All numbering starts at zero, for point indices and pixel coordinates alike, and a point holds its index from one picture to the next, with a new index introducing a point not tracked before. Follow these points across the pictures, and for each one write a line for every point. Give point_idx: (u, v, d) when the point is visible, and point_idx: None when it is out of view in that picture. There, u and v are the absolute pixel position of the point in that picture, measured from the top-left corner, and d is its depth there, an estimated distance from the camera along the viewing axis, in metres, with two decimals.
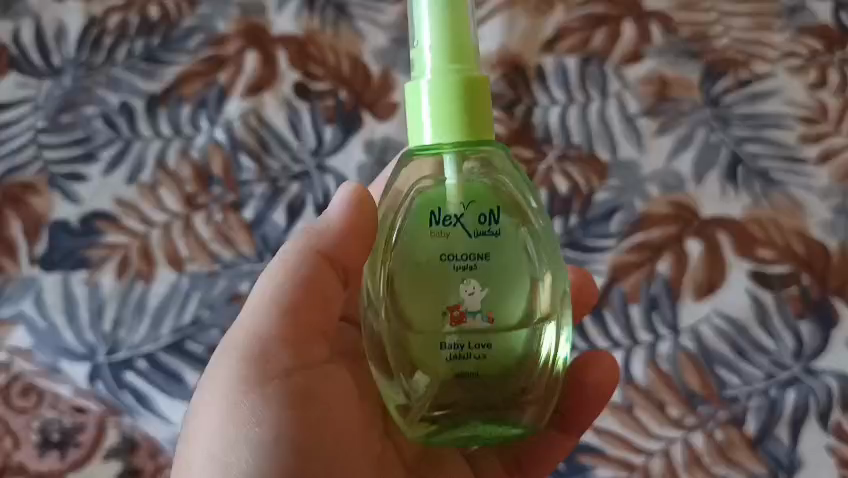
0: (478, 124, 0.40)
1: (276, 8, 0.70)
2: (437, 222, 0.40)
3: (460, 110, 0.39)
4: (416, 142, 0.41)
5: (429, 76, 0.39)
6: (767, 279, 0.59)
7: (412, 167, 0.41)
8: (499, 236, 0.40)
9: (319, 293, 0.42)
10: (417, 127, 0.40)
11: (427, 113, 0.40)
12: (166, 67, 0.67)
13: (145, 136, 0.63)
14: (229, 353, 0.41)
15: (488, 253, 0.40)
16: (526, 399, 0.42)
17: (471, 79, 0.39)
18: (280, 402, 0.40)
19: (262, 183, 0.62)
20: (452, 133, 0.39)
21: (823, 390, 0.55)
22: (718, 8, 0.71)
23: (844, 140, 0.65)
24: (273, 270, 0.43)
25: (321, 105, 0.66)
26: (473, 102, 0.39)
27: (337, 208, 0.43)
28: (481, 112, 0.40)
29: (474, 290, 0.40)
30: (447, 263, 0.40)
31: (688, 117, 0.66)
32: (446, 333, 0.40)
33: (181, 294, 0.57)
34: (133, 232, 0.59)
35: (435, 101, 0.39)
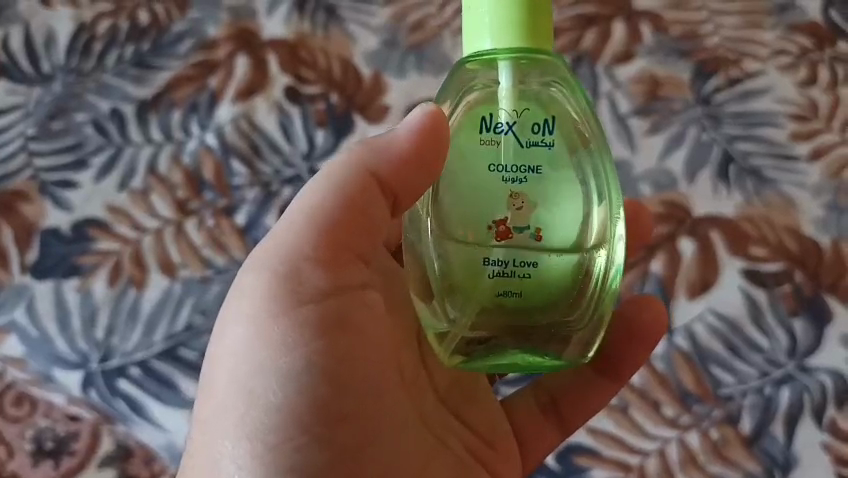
0: (538, 27, 0.39)
1: (266, 13, 0.70)
2: (487, 130, 0.40)
3: (519, 11, 0.39)
4: (473, 49, 0.40)
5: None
6: (760, 277, 0.59)
7: (466, 74, 0.41)
8: (551, 149, 0.40)
9: (361, 211, 0.41)
10: (476, 30, 0.40)
11: (487, 14, 0.39)
12: (156, 72, 0.67)
13: (136, 142, 0.63)
14: (260, 273, 0.40)
15: (539, 166, 0.39)
16: (567, 331, 0.41)
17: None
18: (310, 325, 0.39)
19: (254, 187, 0.61)
20: (511, 35, 0.39)
21: (817, 388, 0.55)
22: (709, 6, 0.72)
23: (836, 137, 0.66)
24: (319, 182, 0.41)
25: (312, 109, 0.66)
26: (533, 8, 0.39)
27: (409, 128, 0.41)
28: (539, 17, 0.39)
29: (522, 204, 0.39)
30: (496, 175, 0.39)
31: (680, 116, 0.66)
32: (490, 250, 0.40)
33: (174, 301, 0.57)
34: (125, 238, 0.59)
35: (494, 4, 0.39)
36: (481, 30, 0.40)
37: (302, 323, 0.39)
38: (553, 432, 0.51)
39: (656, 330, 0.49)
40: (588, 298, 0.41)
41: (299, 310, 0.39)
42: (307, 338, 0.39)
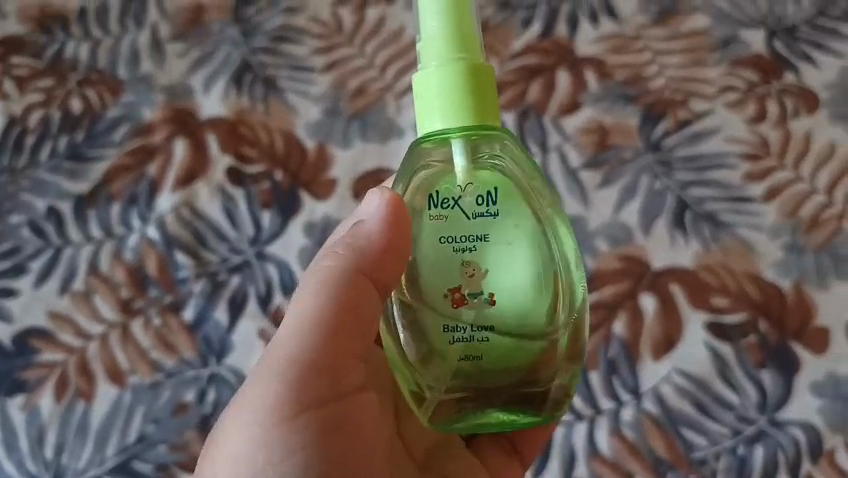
0: (488, 108, 0.38)
1: (202, 91, 0.69)
2: (435, 205, 0.39)
3: (467, 95, 0.38)
4: (425, 129, 0.39)
5: (434, 65, 0.38)
6: (723, 330, 0.58)
7: (419, 153, 0.39)
8: (496, 218, 0.38)
9: (353, 312, 0.40)
10: (428, 112, 0.39)
11: (436, 99, 0.38)
12: (91, 163, 0.66)
13: (76, 242, 0.63)
14: (257, 383, 0.39)
15: (487, 233, 0.38)
16: (542, 386, 0.40)
17: (477, 65, 0.38)
18: (308, 436, 0.38)
19: (201, 279, 0.61)
20: (462, 119, 0.38)
21: (790, 442, 0.55)
22: (652, 46, 0.70)
23: (790, 174, 0.64)
24: (310, 285, 0.41)
25: (256, 190, 0.64)
26: (482, 89, 0.38)
27: (377, 218, 0.40)
28: (486, 98, 0.38)
29: (475, 271, 0.38)
30: (446, 246, 0.38)
31: (631, 164, 0.65)
32: (445, 320, 0.39)
33: (125, 408, 0.58)
34: (69, 346, 0.59)
35: (443, 90, 0.38)
36: (432, 112, 0.38)
37: (298, 433, 0.38)
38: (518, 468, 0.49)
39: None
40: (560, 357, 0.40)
41: (295, 420, 0.38)
42: (306, 448, 0.38)
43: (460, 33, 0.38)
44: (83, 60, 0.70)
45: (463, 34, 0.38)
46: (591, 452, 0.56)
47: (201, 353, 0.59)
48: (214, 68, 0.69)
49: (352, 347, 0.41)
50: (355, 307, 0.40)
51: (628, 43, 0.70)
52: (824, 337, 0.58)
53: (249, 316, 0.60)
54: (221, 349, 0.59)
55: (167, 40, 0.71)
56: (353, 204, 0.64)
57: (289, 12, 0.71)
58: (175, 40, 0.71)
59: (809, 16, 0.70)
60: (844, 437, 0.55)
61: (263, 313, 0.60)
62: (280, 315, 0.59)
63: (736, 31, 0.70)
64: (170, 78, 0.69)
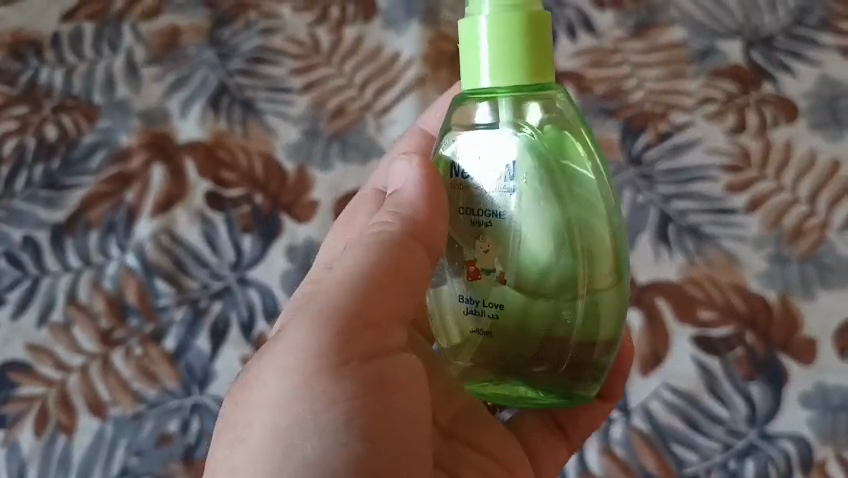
0: (542, 63, 0.36)
1: (180, 115, 0.68)
2: (456, 174, 0.38)
3: (521, 45, 0.36)
4: (470, 85, 0.37)
5: (487, 11, 0.36)
6: (711, 344, 0.58)
7: (460, 110, 0.38)
8: (516, 196, 0.37)
9: (400, 271, 0.37)
10: (474, 62, 0.37)
11: (485, 46, 0.36)
12: (68, 191, 0.65)
13: (53, 272, 0.61)
14: (297, 329, 0.36)
15: (503, 210, 0.37)
16: (559, 368, 0.39)
17: (535, 16, 0.36)
18: (352, 388, 0.35)
19: (182, 307, 0.60)
20: (512, 70, 0.36)
21: (782, 456, 0.55)
22: (630, 59, 0.70)
23: (772, 184, 0.64)
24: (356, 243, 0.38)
25: (236, 214, 0.63)
26: (537, 41, 0.36)
27: (415, 182, 0.38)
28: (542, 50, 0.36)
29: (488, 248, 0.38)
30: (462, 217, 0.38)
31: (614, 178, 0.65)
32: (462, 290, 0.39)
33: (107, 441, 0.57)
34: (49, 379, 0.58)
35: (494, 38, 0.36)
36: (482, 63, 0.36)
37: (342, 387, 0.35)
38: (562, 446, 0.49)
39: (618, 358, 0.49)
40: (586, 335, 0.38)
41: (337, 372, 0.35)
42: (349, 400, 0.35)
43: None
44: (57, 86, 0.70)
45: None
46: (581, 471, 0.56)
47: (184, 382, 0.58)
48: (191, 92, 0.69)
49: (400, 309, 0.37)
50: (403, 263, 0.37)
51: (606, 57, 0.71)
52: (812, 347, 0.58)
53: (231, 343, 0.59)
54: (204, 378, 0.58)
55: (143, 63, 0.71)
56: None
57: (265, 32, 0.72)
58: (151, 64, 0.71)
59: (785, 26, 0.70)
60: (835, 448, 0.55)
61: (246, 340, 0.59)
62: (264, 341, 0.59)
63: (713, 43, 0.70)
64: (147, 102, 0.69)
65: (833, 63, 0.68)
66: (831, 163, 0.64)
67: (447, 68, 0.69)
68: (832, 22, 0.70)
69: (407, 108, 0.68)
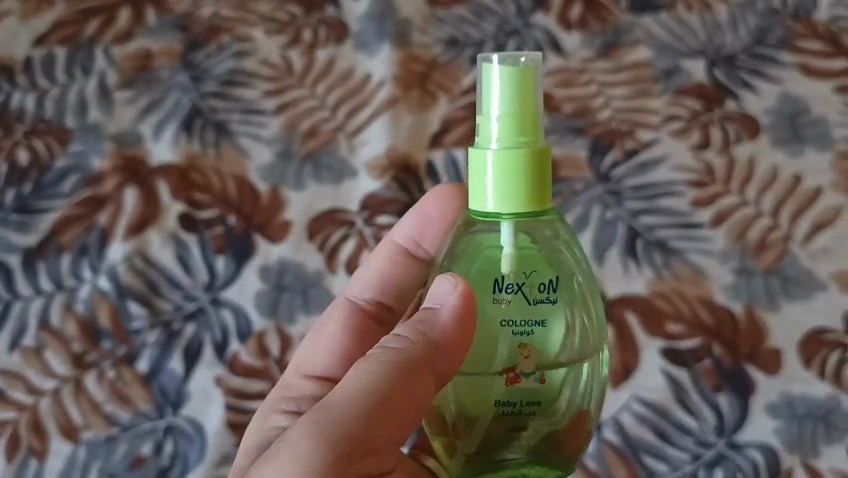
0: (542, 194, 0.39)
1: (153, 137, 0.68)
2: (498, 290, 0.39)
3: (527, 180, 0.38)
4: (480, 208, 0.40)
5: (494, 145, 0.38)
6: (680, 356, 0.59)
7: (475, 231, 0.40)
8: (555, 305, 0.39)
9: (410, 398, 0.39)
10: (482, 188, 0.39)
11: (491, 176, 0.38)
12: (41, 215, 0.65)
13: (25, 295, 0.61)
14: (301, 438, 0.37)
15: (545, 320, 0.39)
16: (567, 452, 0.42)
17: (537, 153, 0.38)
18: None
19: (155, 329, 0.60)
20: (517, 202, 0.38)
21: (750, 465, 0.56)
22: (597, 79, 0.72)
23: (736, 199, 0.65)
24: (373, 360, 0.40)
25: (209, 235, 0.63)
26: (538, 174, 0.38)
27: (448, 310, 0.39)
28: (544, 182, 0.39)
29: (530, 355, 0.39)
30: (505, 330, 0.39)
31: (583, 196, 0.66)
32: (500, 396, 0.40)
33: (80, 465, 0.56)
34: (20, 404, 0.57)
35: (500, 171, 0.38)
36: (489, 191, 0.39)
37: None
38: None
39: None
40: (590, 424, 0.42)
41: None
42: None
43: (527, 118, 0.38)
44: (29, 110, 0.70)
45: (531, 119, 0.38)
46: None
47: (157, 404, 0.58)
48: (163, 115, 0.69)
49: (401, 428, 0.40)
50: (415, 389, 0.39)
51: (573, 76, 0.72)
52: (777, 358, 0.59)
53: (204, 364, 0.59)
54: (177, 399, 0.58)
55: (116, 87, 0.71)
56: (308, 246, 0.64)
57: (239, 55, 0.72)
58: (124, 88, 0.71)
59: (746, 45, 0.73)
60: (801, 457, 0.56)
61: (219, 360, 0.59)
62: (238, 362, 0.59)
63: (677, 63, 0.72)
64: (120, 126, 0.69)
65: (793, 80, 0.70)
66: (793, 178, 0.66)
67: (418, 88, 0.70)
68: (791, 42, 0.72)
69: (379, 127, 0.69)
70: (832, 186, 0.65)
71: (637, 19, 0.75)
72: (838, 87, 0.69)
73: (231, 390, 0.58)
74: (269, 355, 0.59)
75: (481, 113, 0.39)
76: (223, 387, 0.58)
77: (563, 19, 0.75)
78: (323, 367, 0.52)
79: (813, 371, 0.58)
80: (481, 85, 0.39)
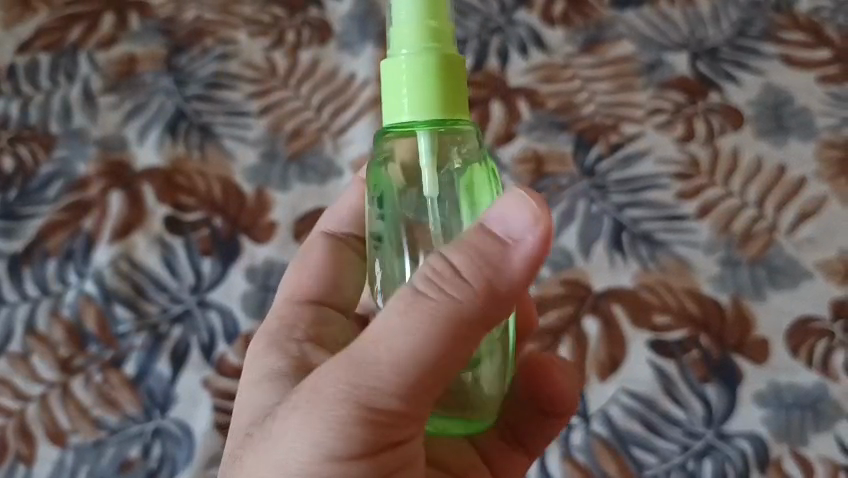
0: (456, 103, 0.35)
1: (137, 142, 0.68)
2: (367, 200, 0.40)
3: (435, 83, 0.35)
4: (391, 121, 0.36)
5: (404, 51, 0.35)
6: (668, 348, 0.59)
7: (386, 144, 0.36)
8: (386, 217, 0.38)
9: (441, 370, 0.34)
10: (393, 98, 0.36)
11: (404, 84, 0.35)
12: (26, 221, 0.65)
13: (12, 301, 0.61)
14: (325, 404, 0.35)
15: (380, 238, 0.39)
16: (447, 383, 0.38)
17: (449, 57, 0.35)
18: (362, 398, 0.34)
19: (142, 332, 0.60)
20: (429, 109, 0.35)
21: (738, 455, 0.56)
22: (581, 74, 0.72)
23: (721, 190, 0.65)
24: (414, 315, 0.33)
25: (195, 238, 0.63)
26: (450, 82, 0.35)
27: None
28: (456, 91, 0.35)
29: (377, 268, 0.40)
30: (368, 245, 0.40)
31: (568, 190, 0.66)
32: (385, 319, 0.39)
33: (68, 470, 0.56)
34: (8, 410, 0.58)
35: (410, 77, 0.35)
36: (398, 100, 0.35)
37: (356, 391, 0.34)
38: (522, 459, 0.51)
39: (569, 385, 0.50)
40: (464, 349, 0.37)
41: (354, 377, 0.34)
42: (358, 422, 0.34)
43: (432, 20, 0.35)
44: (14, 116, 0.70)
45: (436, 20, 0.35)
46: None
47: (145, 408, 0.58)
48: (148, 119, 0.69)
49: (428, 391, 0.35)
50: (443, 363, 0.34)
51: (557, 72, 0.72)
52: (764, 348, 0.59)
53: (192, 366, 0.59)
54: (165, 402, 0.58)
55: (100, 92, 0.71)
56: (295, 246, 0.64)
57: (222, 58, 0.72)
58: (108, 93, 0.71)
59: (730, 37, 0.72)
60: (790, 445, 0.56)
61: (207, 362, 0.59)
62: (226, 363, 0.59)
63: (661, 56, 0.72)
64: (104, 130, 0.69)
65: (776, 72, 0.70)
66: (777, 169, 0.66)
67: None
68: (774, 33, 0.72)
69: (364, 128, 0.69)
70: (817, 176, 0.65)
71: (620, 13, 0.74)
72: (821, 78, 0.70)
73: (218, 390, 0.58)
74: None
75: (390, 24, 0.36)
76: (211, 388, 0.58)
77: (547, 14, 0.75)
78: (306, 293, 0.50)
79: (800, 360, 0.58)
80: None
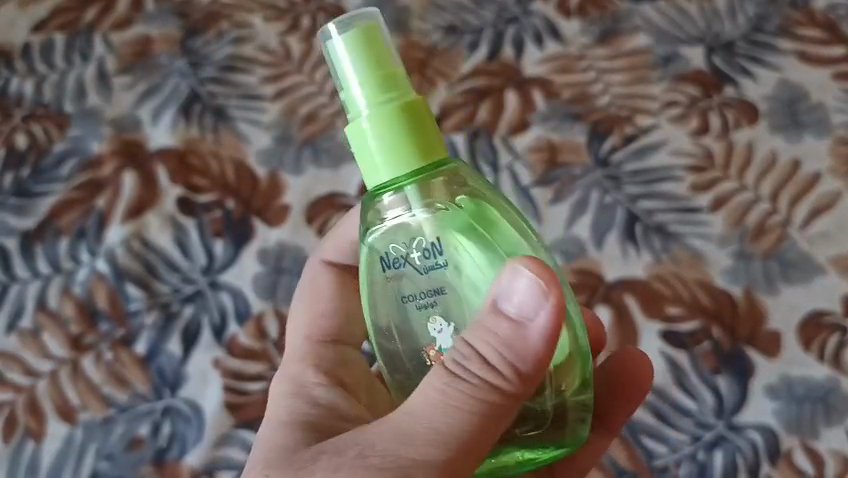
0: (430, 144, 0.34)
1: (151, 123, 0.68)
2: (388, 266, 0.36)
3: (406, 133, 0.34)
4: (372, 181, 0.35)
5: (366, 110, 0.34)
6: (679, 338, 0.59)
7: (377, 211, 0.35)
8: (447, 268, 0.35)
9: (461, 453, 0.34)
10: (371, 163, 0.35)
11: (377, 143, 0.34)
12: (38, 199, 0.65)
13: (23, 278, 0.62)
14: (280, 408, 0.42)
15: (443, 287, 0.35)
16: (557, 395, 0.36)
17: (410, 104, 0.34)
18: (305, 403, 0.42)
19: (153, 311, 0.60)
20: (405, 160, 0.34)
21: (749, 446, 0.56)
22: (596, 66, 0.71)
23: (735, 184, 0.65)
24: (298, 331, 0.49)
25: (207, 219, 0.63)
26: (419, 127, 0.34)
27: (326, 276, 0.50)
28: (427, 133, 0.34)
29: (442, 327, 0.36)
30: (407, 307, 0.36)
31: (581, 181, 0.66)
32: None
33: (77, 446, 0.56)
34: (18, 386, 0.58)
35: (380, 133, 0.34)
36: (374, 160, 0.35)
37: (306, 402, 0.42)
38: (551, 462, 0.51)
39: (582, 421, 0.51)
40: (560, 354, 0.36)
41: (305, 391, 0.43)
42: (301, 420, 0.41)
43: (382, 72, 0.34)
44: (28, 96, 0.70)
45: (383, 71, 0.34)
46: None
47: (154, 385, 0.58)
48: (161, 100, 0.69)
49: (337, 400, 0.43)
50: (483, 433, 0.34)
51: (572, 63, 0.72)
52: (776, 341, 0.59)
53: (203, 346, 0.59)
54: (175, 381, 0.58)
55: (114, 73, 0.71)
56: (307, 229, 0.63)
57: (237, 42, 0.72)
58: (122, 74, 0.71)
59: (745, 32, 0.72)
60: (800, 439, 0.56)
61: (217, 342, 0.59)
62: (236, 343, 0.59)
63: (676, 49, 0.72)
64: (118, 110, 0.69)
65: (791, 68, 0.70)
66: (792, 164, 0.65)
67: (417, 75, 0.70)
68: (789, 29, 0.72)
69: None
70: (830, 172, 0.65)
71: (635, 6, 0.74)
72: (836, 74, 0.69)
73: (229, 370, 0.58)
74: (267, 337, 0.59)
75: (342, 89, 0.35)
76: (220, 368, 0.58)
77: (562, 7, 0.75)
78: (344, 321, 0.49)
79: (813, 354, 0.58)
80: (329, 61, 0.35)
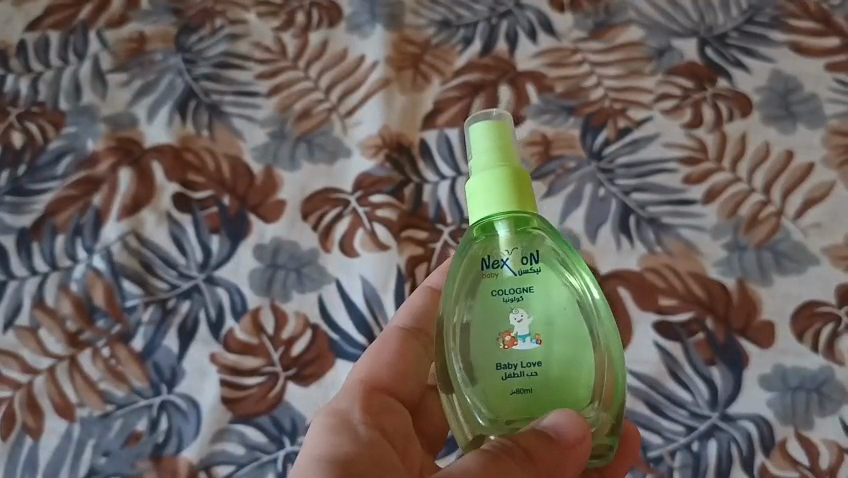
0: (526, 199, 0.40)
1: (147, 120, 0.69)
2: (487, 266, 0.40)
3: (510, 184, 0.40)
4: (475, 215, 0.41)
5: (482, 165, 0.40)
6: (672, 329, 0.60)
7: (479, 233, 0.41)
8: (539, 275, 0.40)
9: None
10: (477, 201, 0.41)
11: (485, 186, 0.40)
12: (35, 196, 0.65)
13: (21, 275, 0.62)
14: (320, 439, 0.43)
15: (531, 286, 0.39)
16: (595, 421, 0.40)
17: (517, 169, 0.40)
18: (344, 439, 0.42)
19: (150, 307, 0.60)
20: (504, 203, 0.40)
21: (743, 437, 0.56)
22: (590, 59, 0.72)
23: (729, 175, 0.65)
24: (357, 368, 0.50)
25: (203, 215, 0.64)
26: (523, 190, 0.40)
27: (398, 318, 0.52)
28: (526, 191, 0.40)
29: (523, 318, 0.39)
30: (496, 298, 0.40)
31: (575, 173, 0.66)
32: (519, 358, 0.39)
33: (76, 440, 0.57)
34: (15, 382, 0.58)
35: (488, 179, 0.40)
36: (480, 197, 0.40)
37: (345, 439, 0.42)
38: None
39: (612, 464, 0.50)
40: (608, 386, 0.40)
41: (348, 428, 0.44)
42: (338, 455, 0.41)
43: (502, 150, 0.41)
44: (23, 93, 0.70)
45: (503, 142, 0.41)
46: None
47: (152, 381, 0.58)
48: (157, 97, 0.70)
49: (376, 445, 0.43)
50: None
51: (566, 56, 0.72)
52: (770, 332, 0.59)
53: (199, 341, 0.59)
54: (172, 377, 0.58)
55: (109, 70, 0.72)
56: (303, 225, 0.64)
57: (232, 38, 0.73)
58: (118, 71, 0.72)
59: (738, 24, 0.73)
60: (795, 428, 0.56)
61: (215, 338, 0.59)
62: (233, 339, 0.59)
63: (669, 42, 0.72)
64: (113, 108, 0.70)
65: (785, 58, 0.70)
66: (786, 154, 0.66)
67: (411, 69, 0.71)
68: (782, 20, 0.72)
69: (372, 108, 0.69)
70: (823, 162, 0.65)
71: None
72: (830, 64, 0.69)
73: (226, 366, 0.58)
74: (264, 332, 0.59)
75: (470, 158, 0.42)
76: (217, 364, 0.58)
77: None
78: (397, 376, 0.49)
79: (807, 344, 0.58)
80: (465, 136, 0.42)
